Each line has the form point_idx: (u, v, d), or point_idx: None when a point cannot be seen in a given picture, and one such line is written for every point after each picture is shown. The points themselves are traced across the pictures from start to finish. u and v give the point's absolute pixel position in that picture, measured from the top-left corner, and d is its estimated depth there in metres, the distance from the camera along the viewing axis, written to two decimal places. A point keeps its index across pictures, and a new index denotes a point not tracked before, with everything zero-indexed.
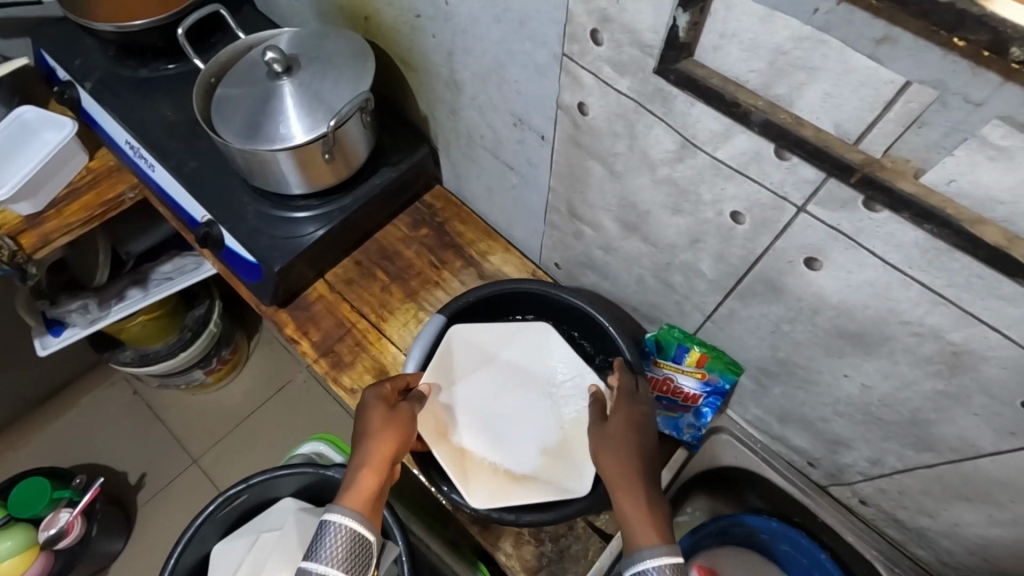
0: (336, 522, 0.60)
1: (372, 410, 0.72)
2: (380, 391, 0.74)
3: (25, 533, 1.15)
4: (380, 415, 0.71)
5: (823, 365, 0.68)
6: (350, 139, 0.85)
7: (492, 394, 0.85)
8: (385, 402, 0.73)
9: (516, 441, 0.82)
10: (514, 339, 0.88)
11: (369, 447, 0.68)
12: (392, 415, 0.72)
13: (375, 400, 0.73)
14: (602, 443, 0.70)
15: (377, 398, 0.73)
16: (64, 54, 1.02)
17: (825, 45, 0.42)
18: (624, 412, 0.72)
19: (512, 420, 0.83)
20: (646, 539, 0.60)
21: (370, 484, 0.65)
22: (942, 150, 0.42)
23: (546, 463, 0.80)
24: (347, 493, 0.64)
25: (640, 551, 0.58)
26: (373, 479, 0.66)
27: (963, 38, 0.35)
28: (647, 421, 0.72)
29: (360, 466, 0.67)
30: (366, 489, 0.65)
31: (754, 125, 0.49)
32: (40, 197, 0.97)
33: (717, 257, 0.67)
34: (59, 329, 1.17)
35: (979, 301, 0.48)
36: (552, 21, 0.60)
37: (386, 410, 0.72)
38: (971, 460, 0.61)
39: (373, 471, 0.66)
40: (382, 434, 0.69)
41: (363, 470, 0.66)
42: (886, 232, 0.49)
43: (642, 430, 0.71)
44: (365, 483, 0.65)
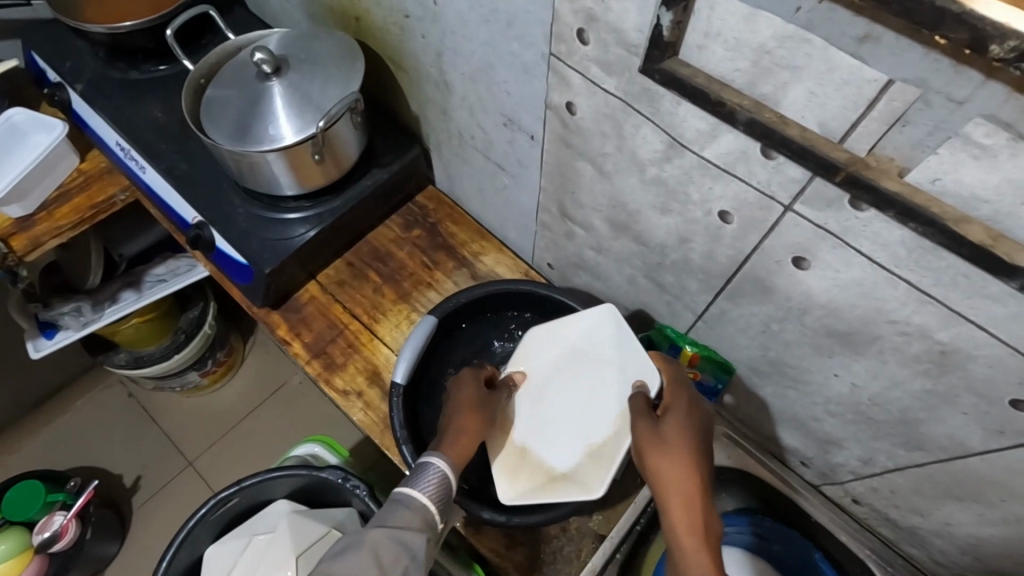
0: (436, 467, 0.64)
1: (472, 387, 0.77)
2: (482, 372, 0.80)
3: (19, 537, 1.15)
4: (479, 393, 0.76)
5: (813, 364, 0.67)
6: (340, 139, 0.85)
7: (559, 387, 0.81)
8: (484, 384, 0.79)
9: (560, 437, 0.78)
10: (569, 329, 0.82)
11: (466, 415, 0.73)
12: (489, 397, 0.78)
13: (475, 378, 0.78)
14: (656, 448, 0.65)
15: (476, 377, 0.78)
16: (54, 55, 1.02)
17: (808, 44, 0.42)
18: (685, 416, 0.67)
19: (558, 415, 0.79)
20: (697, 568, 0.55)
21: (466, 445, 0.70)
22: (926, 148, 0.42)
23: (585, 464, 0.76)
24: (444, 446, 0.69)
25: None
26: (468, 441, 0.70)
27: (944, 36, 0.34)
28: (707, 427, 0.67)
29: (456, 428, 0.71)
30: (462, 448, 0.69)
31: (739, 124, 0.49)
32: (31, 199, 0.97)
33: (707, 256, 0.67)
34: (52, 332, 1.16)
35: (965, 300, 0.48)
36: (539, 21, 0.60)
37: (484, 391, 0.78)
38: (961, 459, 0.61)
39: (469, 435, 0.71)
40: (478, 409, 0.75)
41: (461, 431, 0.71)
42: (872, 231, 0.49)
43: (703, 437, 0.66)
44: (464, 443, 0.70)
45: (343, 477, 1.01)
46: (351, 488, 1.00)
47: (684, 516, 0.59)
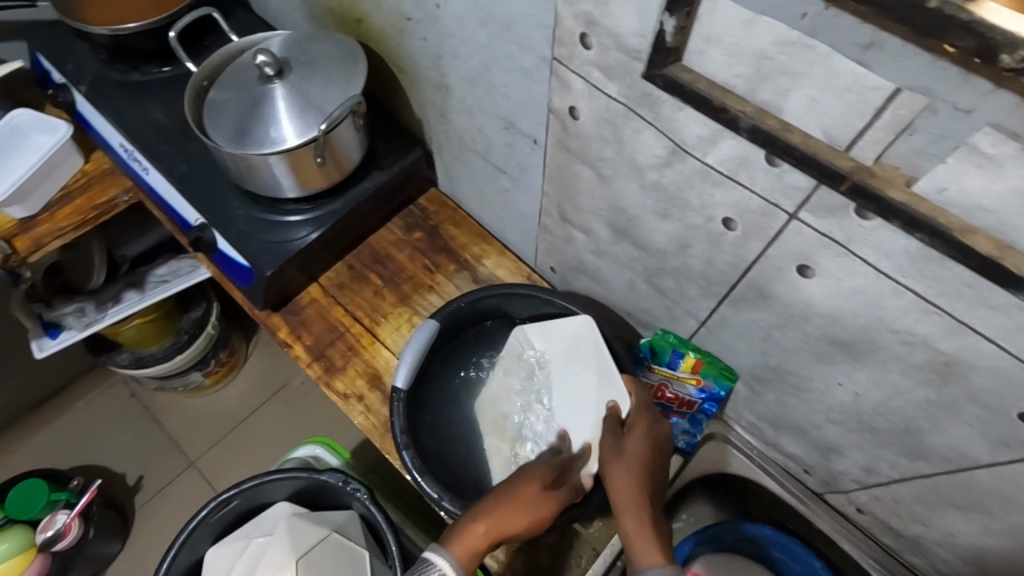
0: (439, 564, 0.63)
1: (523, 486, 0.70)
2: (544, 476, 0.72)
3: (23, 535, 1.16)
4: (530, 494, 0.69)
5: (815, 372, 0.67)
6: (341, 142, 0.85)
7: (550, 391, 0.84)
8: (541, 487, 0.71)
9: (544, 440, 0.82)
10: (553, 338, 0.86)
11: (497, 510, 0.67)
12: (542, 499, 0.70)
13: (530, 481, 0.71)
14: (616, 462, 0.72)
15: (531, 480, 0.71)
16: (57, 56, 1.02)
17: (812, 50, 0.41)
18: (644, 432, 0.75)
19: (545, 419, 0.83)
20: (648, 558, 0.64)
21: (484, 543, 0.65)
22: (932, 157, 0.41)
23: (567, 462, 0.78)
24: (461, 535, 0.66)
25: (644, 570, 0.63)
26: (481, 534, 0.65)
27: (952, 44, 0.34)
28: (661, 440, 0.76)
29: (480, 520, 0.66)
30: (478, 544, 0.65)
31: (742, 130, 0.48)
32: (34, 200, 0.97)
33: (708, 262, 0.66)
34: (56, 332, 1.16)
35: (971, 310, 0.47)
36: (539, 25, 0.59)
37: (540, 494, 0.70)
38: (966, 470, 0.60)
39: (492, 534, 0.65)
40: (521, 510, 0.68)
41: (487, 527, 0.66)
42: (876, 239, 0.48)
43: (655, 451, 0.74)
44: (475, 537, 0.65)
45: (343, 480, 1.01)
46: (351, 491, 1.00)
47: (637, 523, 0.67)
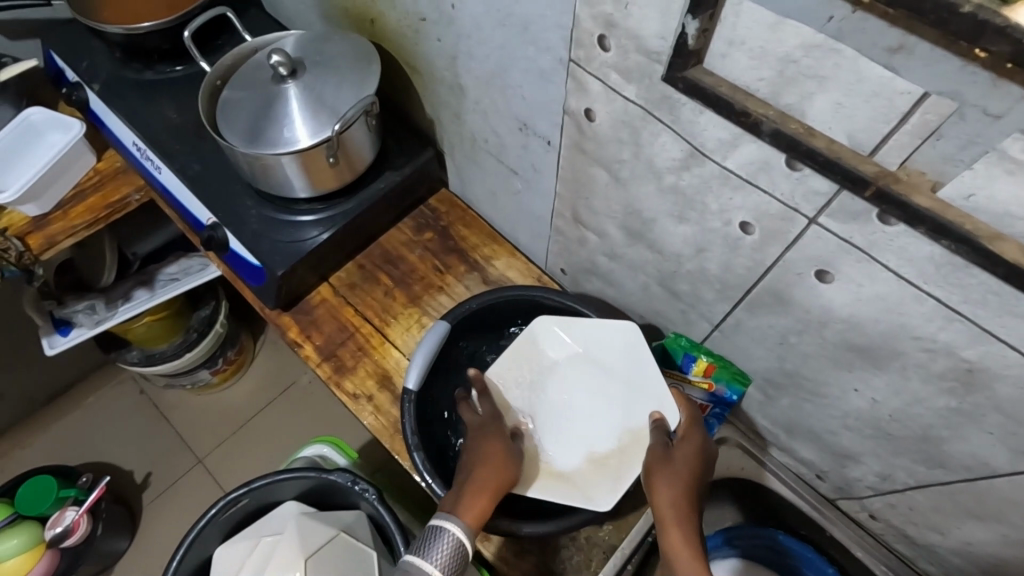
0: (449, 533, 0.63)
1: (489, 441, 0.73)
2: (498, 426, 0.76)
3: (32, 531, 1.16)
4: (498, 448, 0.73)
5: (831, 378, 0.66)
6: (354, 142, 0.85)
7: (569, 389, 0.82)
8: (502, 436, 0.74)
9: (567, 437, 0.80)
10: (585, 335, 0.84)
11: (481, 473, 0.69)
12: (509, 451, 0.74)
13: (491, 433, 0.74)
14: (660, 470, 0.68)
15: (491, 431, 0.75)
16: (72, 55, 1.02)
17: (838, 54, 0.41)
18: (694, 444, 0.70)
19: (568, 415, 0.81)
20: None
21: (485, 506, 0.66)
22: (959, 162, 0.40)
23: (586, 468, 0.78)
24: (463, 506, 0.66)
25: None
26: (484, 502, 0.66)
27: (985, 48, 0.33)
28: (711, 456, 0.71)
29: (474, 488, 0.67)
30: (479, 509, 0.65)
31: (764, 134, 0.48)
32: (47, 198, 0.98)
33: (724, 266, 0.66)
34: (66, 329, 1.17)
35: (996, 318, 0.46)
36: (557, 27, 0.59)
37: (505, 445, 0.74)
38: (986, 479, 0.60)
39: (488, 496, 0.67)
40: (498, 466, 0.71)
41: (480, 492, 0.67)
42: (899, 245, 0.48)
43: (703, 463, 0.70)
44: (478, 505, 0.66)
45: (352, 480, 1.01)
46: (360, 491, 1.00)
47: (678, 535, 0.63)
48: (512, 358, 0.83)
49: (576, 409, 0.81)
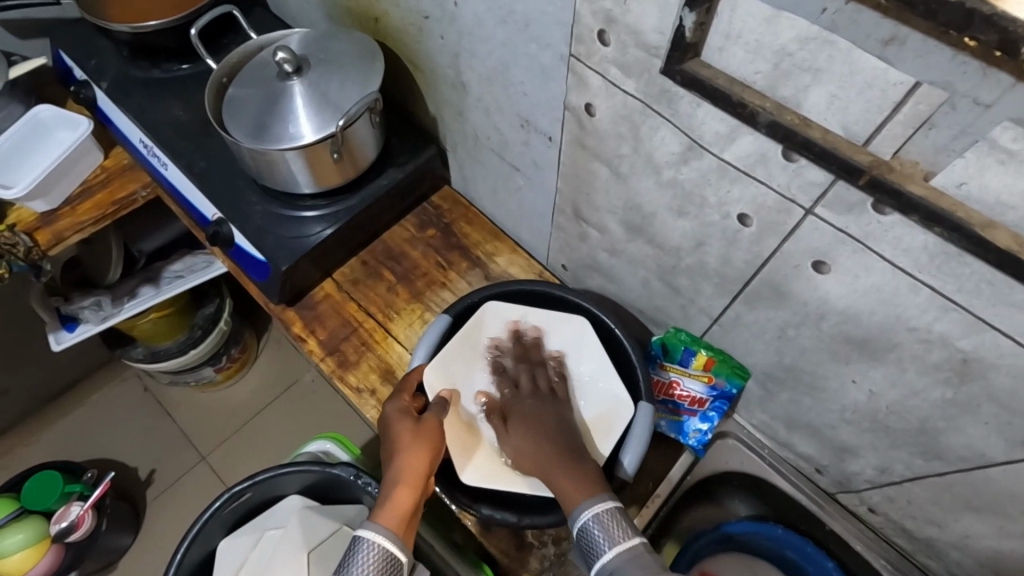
0: (369, 539, 0.66)
1: (397, 425, 0.73)
2: (402, 405, 0.75)
3: (37, 526, 1.17)
4: (408, 430, 0.73)
5: (829, 370, 0.67)
6: (358, 138, 0.86)
7: None
8: (409, 415, 0.74)
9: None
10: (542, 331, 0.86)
11: (398, 465, 0.71)
12: (421, 427, 0.74)
13: (398, 415, 0.74)
14: (512, 447, 0.75)
15: (398, 412, 0.75)
16: (80, 54, 1.04)
17: (832, 46, 0.42)
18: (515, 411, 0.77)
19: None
20: (579, 496, 0.66)
21: (403, 501, 0.69)
22: (952, 152, 0.41)
23: None
24: (382, 509, 0.68)
25: (577, 506, 0.65)
26: (405, 497, 0.69)
27: (974, 38, 0.34)
28: (535, 404, 0.78)
29: (393, 483, 0.70)
30: (400, 508, 0.68)
31: (761, 126, 0.48)
32: (55, 194, 0.99)
33: (723, 260, 0.66)
34: (73, 325, 1.18)
35: (989, 306, 0.47)
36: (557, 23, 0.60)
37: (414, 424, 0.74)
38: (982, 470, 0.60)
39: (408, 488, 0.70)
40: (411, 450, 0.71)
41: (397, 486, 0.69)
42: (894, 236, 0.49)
43: (534, 414, 0.76)
44: (400, 499, 0.69)
45: (355, 474, 1.02)
46: (363, 485, 1.01)
47: (555, 472, 0.69)
48: (466, 352, 0.84)
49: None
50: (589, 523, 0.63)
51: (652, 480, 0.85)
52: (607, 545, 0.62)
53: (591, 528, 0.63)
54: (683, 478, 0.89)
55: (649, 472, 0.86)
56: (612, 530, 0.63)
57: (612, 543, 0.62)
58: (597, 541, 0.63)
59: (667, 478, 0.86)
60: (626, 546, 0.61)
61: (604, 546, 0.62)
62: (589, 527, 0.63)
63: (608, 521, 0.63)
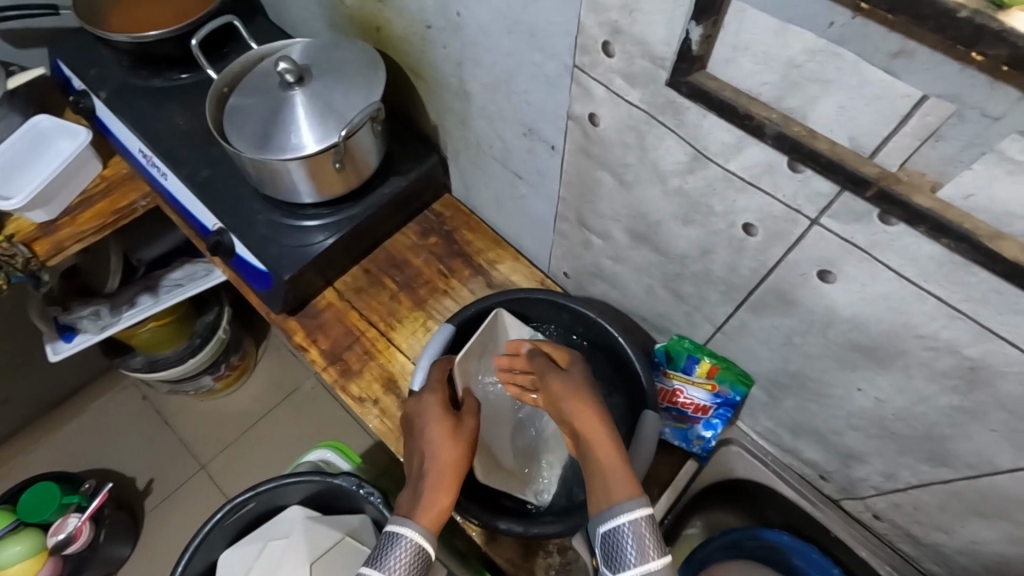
0: (408, 536, 0.62)
1: (436, 423, 0.70)
2: (442, 402, 0.73)
3: (35, 538, 1.16)
4: (448, 429, 0.70)
5: (835, 377, 0.67)
6: (360, 148, 0.86)
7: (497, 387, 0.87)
8: (448, 412, 0.72)
9: (505, 433, 0.86)
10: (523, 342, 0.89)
11: (442, 461, 0.67)
12: (460, 428, 0.71)
13: (439, 410, 0.72)
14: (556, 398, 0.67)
15: (438, 407, 0.72)
16: (80, 64, 1.03)
17: (840, 59, 0.42)
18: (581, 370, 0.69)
19: (498, 414, 0.86)
20: (619, 490, 0.57)
21: (444, 501, 0.65)
22: (960, 163, 0.41)
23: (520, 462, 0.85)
24: (420, 507, 0.64)
25: (617, 501, 0.56)
26: (445, 498, 0.65)
27: (982, 52, 0.34)
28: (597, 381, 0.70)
29: (434, 482, 0.66)
30: (438, 506, 0.64)
31: (768, 137, 0.49)
32: (55, 204, 0.98)
33: (728, 268, 0.67)
34: (71, 335, 1.16)
35: (996, 316, 0.47)
36: (563, 32, 0.60)
37: (454, 424, 0.71)
38: (988, 477, 0.60)
39: (448, 488, 0.66)
40: (449, 448, 0.68)
41: (437, 487, 0.65)
42: (901, 245, 0.49)
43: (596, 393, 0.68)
44: (440, 500, 0.65)
45: (357, 484, 1.01)
46: (365, 495, 1.00)
47: (600, 447, 0.62)
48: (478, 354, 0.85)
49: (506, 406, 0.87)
50: (624, 528, 0.54)
51: (658, 488, 0.86)
52: (634, 557, 0.53)
53: (622, 539, 0.55)
54: (688, 485, 0.89)
55: (654, 479, 0.86)
56: (644, 543, 0.54)
57: (641, 558, 0.53)
58: (624, 552, 0.54)
59: (672, 485, 0.86)
60: (658, 566, 0.53)
61: (631, 560, 0.53)
62: (620, 530, 0.55)
63: (645, 532, 0.55)
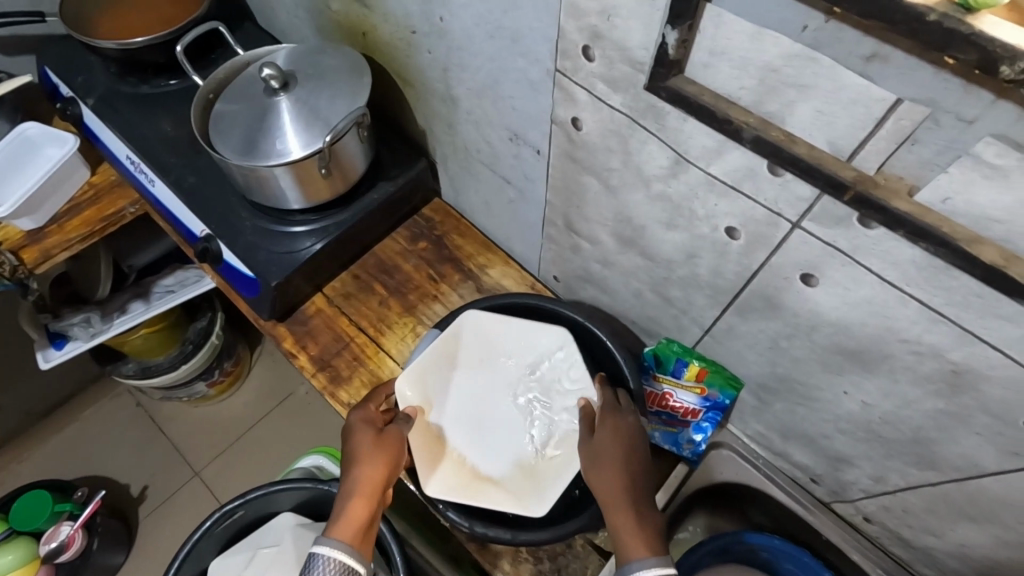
0: (324, 554, 0.63)
1: (357, 435, 0.72)
2: (365, 414, 0.75)
3: (27, 548, 1.14)
4: (366, 439, 0.72)
5: (822, 381, 0.66)
6: (346, 153, 0.86)
7: (482, 395, 0.83)
8: (370, 424, 0.73)
9: (497, 441, 0.81)
10: (523, 339, 0.84)
11: (359, 475, 0.69)
12: (381, 437, 0.73)
13: (359, 424, 0.74)
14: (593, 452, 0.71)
15: (360, 422, 0.74)
16: (67, 71, 1.03)
17: (815, 63, 0.42)
18: (613, 428, 0.71)
19: (488, 421, 0.82)
20: (636, 553, 0.62)
21: (359, 513, 0.67)
22: (936, 167, 0.41)
23: (514, 473, 0.78)
24: (336, 524, 0.66)
25: (631, 563, 0.61)
26: (362, 509, 0.67)
27: (954, 56, 0.34)
28: (637, 433, 0.72)
29: (348, 495, 0.68)
30: (354, 519, 0.66)
31: (746, 142, 0.48)
32: (42, 212, 0.98)
33: (714, 272, 0.66)
34: (62, 342, 1.16)
35: (978, 319, 0.47)
36: (545, 37, 0.60)
37: (373, 435, 0.72)
38: (975, 480, 0.60)
39: (362, 499, 0.67)
40: (365, 461, 0.70)
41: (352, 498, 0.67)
42: (882, 249, 0.49)
43: (632, 445, 0.71)
44: (355, 512, 0.67)
45: None
46: None
47: (620, 514, 0.65)
48: (438, 362, 0.83)
49: (499, 414, 0.82)
50: None
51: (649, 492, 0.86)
52: None
53: None
54: (679, 488, 0.88)
55: None
56: None
57: None
58: None
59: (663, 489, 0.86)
60: None
61: None
62: None
63: None
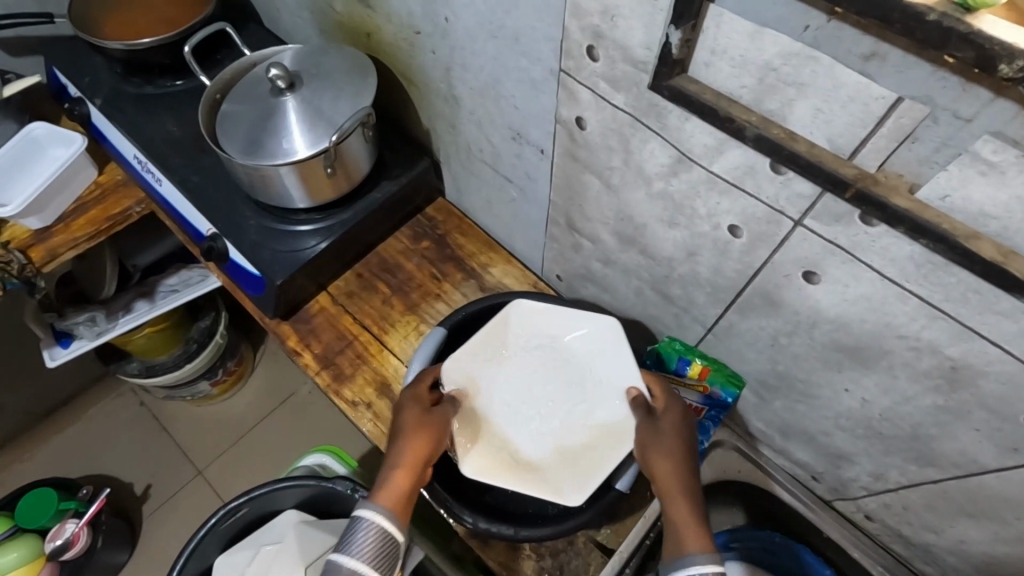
0: (368, 518, 0.62)
1: (406, 410, 0.72)
2: (416, 391, 0.75)
3: (32, 545, 1.15)
4: (414, 414, 0.72)
5: (822, 378, 0.67)
6: (351, 153, 0.87)
7: (526, 378, 0.80)
8: (420, 400, 0.73)
9: (538, 427, 0.78)
10: (568, 325, 0.82)
11: (406, 446, 0.69)
12: (429, 414, 0.72)
13: (409, 400, 0.73)
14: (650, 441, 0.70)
15: (409, 399, 0.74)
16: (74, 71, 1.04)
17: (814, 61, 0.42)
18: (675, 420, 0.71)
19: (529, 407, 0.79)
20: (695, 544, 0.60)
21: (400, 483, 0.66)
22: (934, 164, 0.42)
23: (553, 459, 0.76)
24: (380, 490, 0.65)
25: (691, 554, 0.59)
26: (404, 480, 0.66)
27: (951, 55, 0.34)
28: (693, 430, 0.72)
29: (393, 465, 0.68)
30: (397, 488, 0.66)
31: (747, 140, 0.49)
32: (49, 211, 0.99)
33: (714, 270, 0.67)
34: (68, 341, 1.18)
35: (976, 315, 0.48)
36: (548, 38, 0.61)
37: (421, 411, 0.72)
38: (975, 476, 0.60)
39: (405, 470, 0.67)
40: (412, 434, 0.70)
41: (397, 469, 0.67)
42: (881, 246, 0.49)
43: (687, 437, 0.70)
44: (397, 481, 0.66)
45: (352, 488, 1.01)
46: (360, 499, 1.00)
47: (679, 502, 0.64)
48: (484, 345, 0.81)
49: (541, 399, 0.79)
50: None
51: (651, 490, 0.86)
52: None
53: None
54: None
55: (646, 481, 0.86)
56: None
57: None
58: None
59: None
60: None
61: None
62: None
63: None
